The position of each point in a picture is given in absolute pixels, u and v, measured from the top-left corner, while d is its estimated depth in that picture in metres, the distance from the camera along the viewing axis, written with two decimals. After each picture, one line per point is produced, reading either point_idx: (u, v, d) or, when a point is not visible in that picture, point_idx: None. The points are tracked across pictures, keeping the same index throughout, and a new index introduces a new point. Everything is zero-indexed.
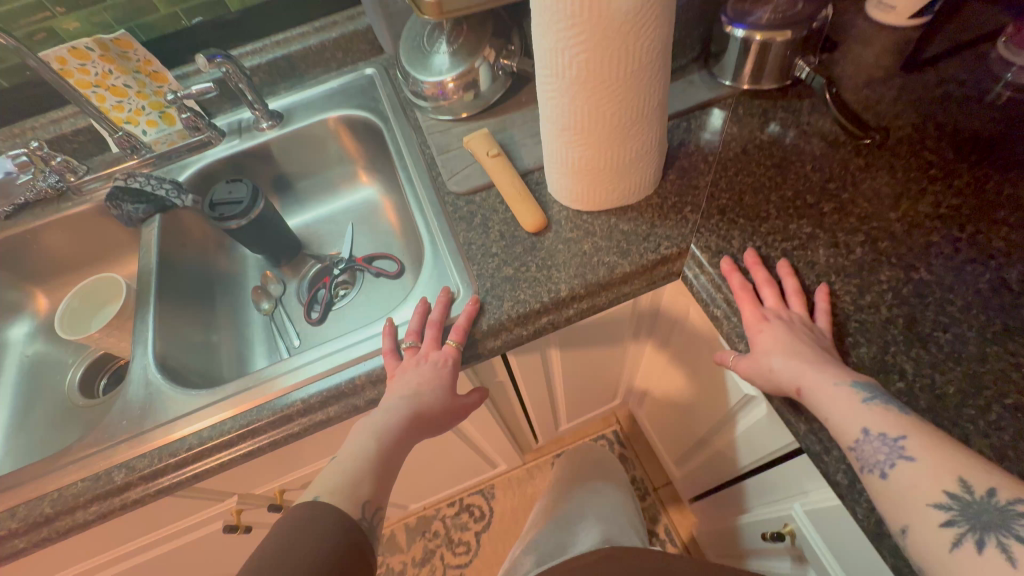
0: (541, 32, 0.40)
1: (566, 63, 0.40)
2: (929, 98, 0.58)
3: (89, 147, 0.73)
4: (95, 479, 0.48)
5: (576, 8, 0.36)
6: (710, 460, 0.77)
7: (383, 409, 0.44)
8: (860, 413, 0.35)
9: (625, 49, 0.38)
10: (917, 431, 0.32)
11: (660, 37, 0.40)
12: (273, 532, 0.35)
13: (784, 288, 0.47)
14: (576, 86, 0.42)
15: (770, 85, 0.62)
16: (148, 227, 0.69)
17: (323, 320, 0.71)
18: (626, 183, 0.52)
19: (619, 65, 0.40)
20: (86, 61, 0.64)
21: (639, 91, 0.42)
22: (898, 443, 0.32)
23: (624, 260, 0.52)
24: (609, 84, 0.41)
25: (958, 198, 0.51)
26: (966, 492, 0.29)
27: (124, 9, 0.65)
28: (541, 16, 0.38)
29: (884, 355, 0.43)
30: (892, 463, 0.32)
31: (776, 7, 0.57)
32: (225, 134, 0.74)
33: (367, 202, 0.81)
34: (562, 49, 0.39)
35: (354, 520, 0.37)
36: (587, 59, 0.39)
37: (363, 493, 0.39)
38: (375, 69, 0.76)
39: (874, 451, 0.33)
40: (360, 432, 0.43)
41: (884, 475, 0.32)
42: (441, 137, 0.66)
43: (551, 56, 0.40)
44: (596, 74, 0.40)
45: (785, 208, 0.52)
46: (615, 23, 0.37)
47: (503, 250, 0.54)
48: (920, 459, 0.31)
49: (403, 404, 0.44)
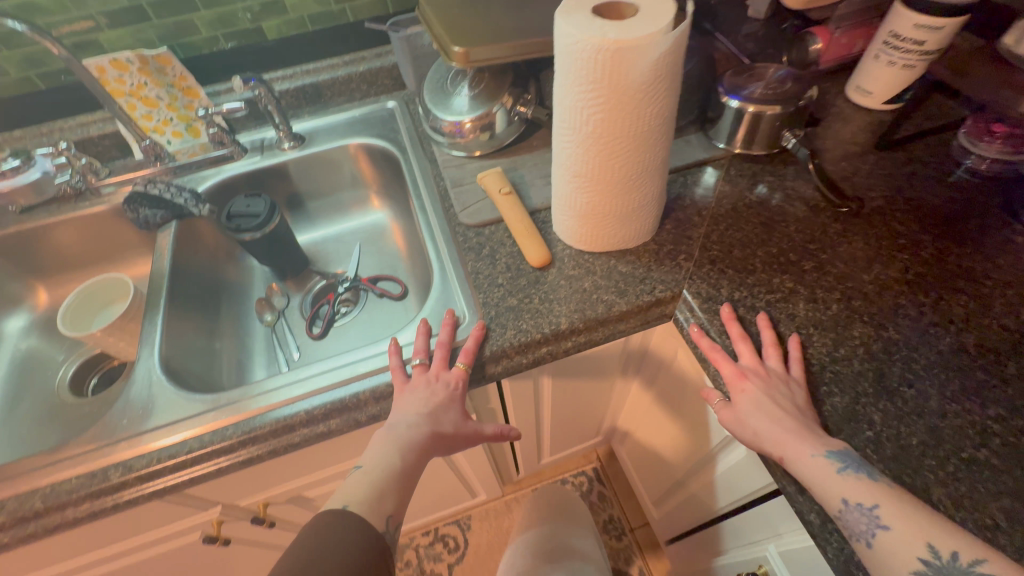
0: (562, 91, 0.45)
1: (582, 120, 0.45)
2: (899, 176, 0.65)
3: (113, 151, 0.76)
4: (90, 476, 0.48)
5: (597, 75, 0.41)
6: (688, 501, 0.79)
7: (400, 422, 0.47)
8: (840, 482, 0.39)
9: (636, 113, 0.43)
10: (888, 499, 0.37)
11: (667, 106, 0.44)
12: (305, 532, 0.38)
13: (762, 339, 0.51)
14: (590, 140, 0.46)
15: (760, 151, 0.68)
16: (163, 232, 0.71)
17: (324, 336, 0.72)
18: (626, 229, 0.56)
19: (629, 126, 0.44)
20: (125, 73, 0.67)
21: (645, 149, 0.47)
22: (874, 511, 0.36)
23: (621, 300, 0.56)
24: (619, 141, 0.46)
25: (924, 266, 0.56)
26: (935, 557, 0.34)
27: (168, 29, 0.70)
28: (563, 78, 0.44)
29: (855, 405, 0.47)
30: (873, 532, 0.36)
31: (767, 84, 0.64)
32: (247, 151, 0.78)
33: (375, 225, 0.84)
34: (580, 108, 0.44)
35: (379, 533, 0.40)
36: (603, 118, 0.44)
37: (387, 508, 0.42)
38: (396, 103, 0.81)
39: (859, 522, 0.37)
40: (380, 445, 0.45)
41: (868, 544, 0.36)
42: (455, 172, 0.70)
43: (569, 112, 0.45)
44: (608, 132, 0.45)
45: (770, 262, 0.57)
46: (628, 91, 0.41)
47: (508, 282, 0.58)
48: (894, 527, 0.36)
49: (422, 421, 0.47)
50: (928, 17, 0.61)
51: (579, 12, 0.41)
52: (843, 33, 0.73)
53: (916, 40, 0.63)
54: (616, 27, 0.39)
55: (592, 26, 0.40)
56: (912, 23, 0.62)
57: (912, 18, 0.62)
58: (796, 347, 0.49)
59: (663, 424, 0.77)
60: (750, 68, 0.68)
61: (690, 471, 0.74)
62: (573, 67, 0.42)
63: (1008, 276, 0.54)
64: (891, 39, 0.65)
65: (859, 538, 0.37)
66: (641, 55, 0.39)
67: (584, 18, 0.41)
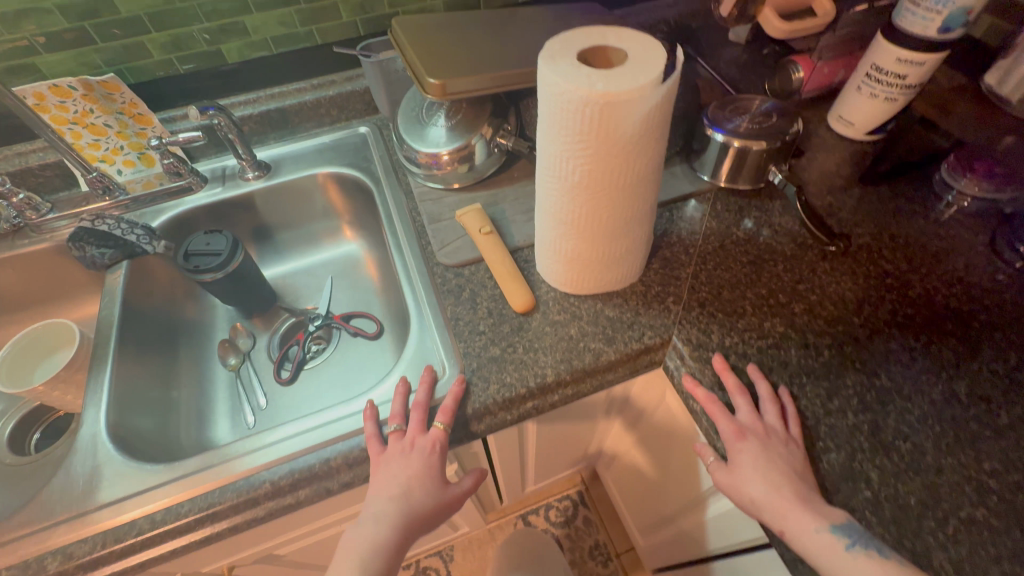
0: (547, 140, 0.42)
1: (570, 170, 0.42)
2: (883, 210, 0.64)
3: (55, 182, 0.69)
4: (23, 567, 0.43)
5: (585, 127, 0.38)
6: (677, 537, 0.78)
7: (370, 515, 0.45)
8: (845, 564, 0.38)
9: (626, 164, 0.41)
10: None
11: (657, 156, 0.42)
12: None
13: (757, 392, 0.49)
14: (576, 189, 0.43)
15: (745, 185, 0.66)
16: (113, 272, 0.65)
17: (293, 380, 0.68)
18: (613, 273, 0.54)
19: (619, 176, 0.42)
20: (67, 99, 0.61)
21: (634, 198, 0.45)
22: None
23: (609, 348, 0.53)
24: (608, 191, 0.43)
25: (912, 307, 0.55)
26: None
27: (116, 52, 0.64)
28: (548, 125, 0.41)
29: (852, 462, 0.45)
30: None
31: (752, 117, 0.62)
32: (207, 181, 0.72)
33: (348, 256, 0.80)
34: (566, 158, 0.41)
35: None
36: (591, 169, 0.41)
37: None
38: (369, 128, 0.78)
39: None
40: (351, 548, 0.45)
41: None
42: (433, 206, 0.66)
43: (555, 161, 0.42)
44: (596, 182, 0.42)
45: (759, 305, 0.56)
46: (618, 144, 0.39)
47: (490, 328, 0.55)
48: None
49: (392, 509, 0.45)
50: (911, 52, 0.60)
51: (564, 57, 0.38)
52: (826, 63, 0.71)
53: (897, 74, 0.62)
54: (606, 77, 0.36)
55: (580, 75, 0.37)
56: (895, 57, 0.62)
57: (895, 52, 0.61)
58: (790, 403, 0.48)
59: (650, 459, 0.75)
60: (734, 99, 0.66)
61: (679, 509, 0.73)
62: (559, 117, 0.39)
63: (995, 319, 0.54)
64: (873, 71, 0.65)
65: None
66: (632, 108, 0.36)
67: (571, 64, 0.38)
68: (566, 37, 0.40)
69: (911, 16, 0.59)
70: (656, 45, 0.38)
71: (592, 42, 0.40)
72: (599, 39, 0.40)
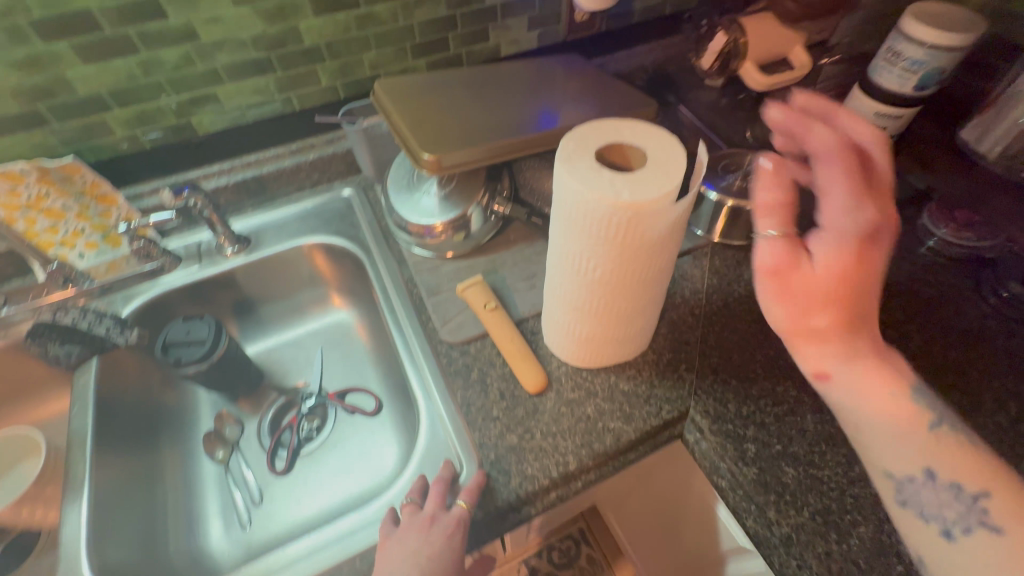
0: (564, 236, 0.40)
1: (588, 266, 0.41)
2: (873, 258, 0.66)
3: (6, 271, 0.63)
4: None
5: (608, 233, 0.37)
6: None
7: None
8: None
9: (647, 259, 0.40)
10: (999, 491, 0.34)
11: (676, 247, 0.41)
12: None
13: (815, 181, 0.42)
14: (595, 284, 0.42)
15: (740, 240, 0.66)
16: (82, 373, 0.60)
17: (289, 470, 0.63)
18: (627, 348, 0.53)
19: (641, 269, 0.41)
20: (19, 185, 0.55)
21: (653, 287, 0.44)
22: (979, 503, 0.34)
23: (628, 426, 0.52)
24: (627, 282, 0.42)
25: (913, 360, 0.56)
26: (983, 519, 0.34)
27: (73, 132, 0.59)
28: (565, 224, 0.39)
29: (882, 537, 0.45)
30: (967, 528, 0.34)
31: (745, 175, 0.63)
32: (182, 259, 0.68)
33: (337, 324, 0.76)
34: (585, 254, 0.40)
35: None
36: (613, 267, 0.40)
37: None
38: (352, 191, 0.74)
39: (942, 505, 0.35)
40: None
41: (949, 536, 0.35)
42: (430, 277, 0.64)
43: (573, 256, 0.41)
44: (615, 276, 0.41)
45: (771, 367, 0.55)
46: (640, 244, 0.38)
47: (504, 414, 0.53)
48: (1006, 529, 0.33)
49: None
50: (886, 106, 0.62)
51: (582, 157, 0.37)
52: None
53: (875, 126, 0.64)
54: (629, 182, 0.35)
55: (602, 180, 0.35)
56: (871, 111, 0.64)
57: (871, 106, 0.63)
58: (888, 235, 0.41)
59: (664, 518, 0.73)
60: (725, 155, 0.67)
61: (699, 567, 0.71)
62: (579, 219, 0.37)
63: (989, 366, 0.56)
64: None
65: (940, 527, 0.35)
66: (658, 215, 0.35)
67: (589, 165, 0.36)
68: (580, 134, 0.38)
69: (886, 74, 0.61)
70: (674, 144, 0.37)
71: (607, 139, 0.38)
72: (613, 134, 0.38)
